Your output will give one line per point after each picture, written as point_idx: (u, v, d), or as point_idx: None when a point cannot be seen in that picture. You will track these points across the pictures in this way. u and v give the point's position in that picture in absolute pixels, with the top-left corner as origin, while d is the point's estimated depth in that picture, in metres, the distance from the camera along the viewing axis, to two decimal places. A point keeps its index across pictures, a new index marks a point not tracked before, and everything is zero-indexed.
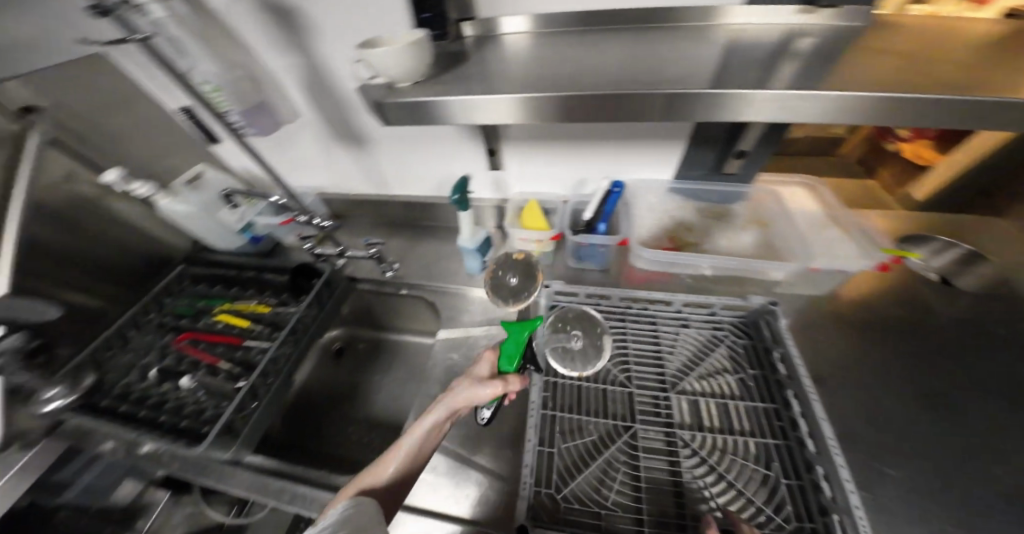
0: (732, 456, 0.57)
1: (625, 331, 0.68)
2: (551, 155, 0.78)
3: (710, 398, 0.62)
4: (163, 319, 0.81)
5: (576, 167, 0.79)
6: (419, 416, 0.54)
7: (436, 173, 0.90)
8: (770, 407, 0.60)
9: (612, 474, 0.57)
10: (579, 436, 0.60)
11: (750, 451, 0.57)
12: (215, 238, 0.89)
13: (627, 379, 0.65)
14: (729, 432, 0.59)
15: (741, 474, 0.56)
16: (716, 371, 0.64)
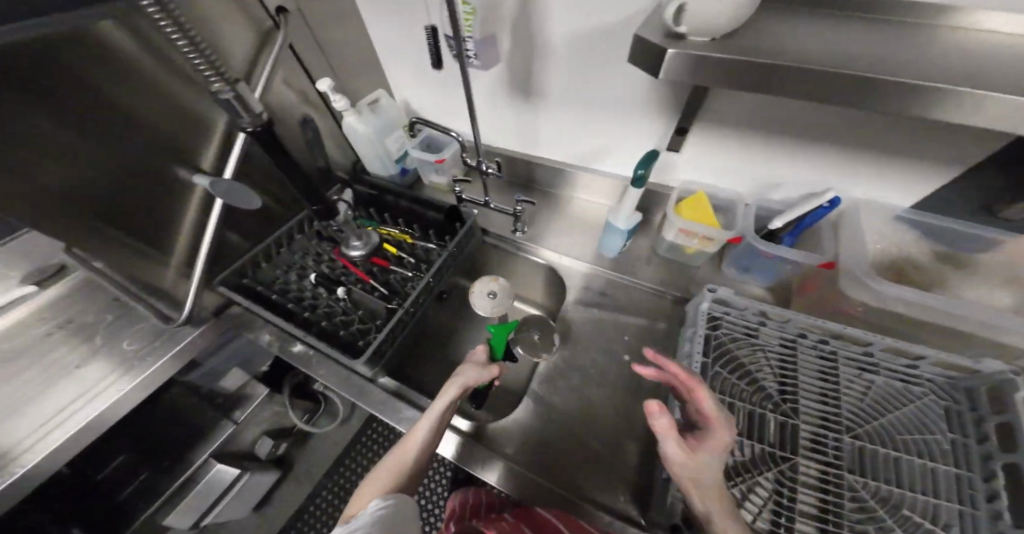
0: (907, 514, 0.52)
1: (792, 358, 0.64)
2: (751, 149, 0.65)
3: (888, 450, 0.56)
4: (322, 228, 0.86)
5: (776, 169, 0.66)
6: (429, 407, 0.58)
7: (597, 145, 0.79)
8: (966, 475, 0.52)
9: (761, 495, 0.55)
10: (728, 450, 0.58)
11: (932, 515, 0.51)
12: (371, 164, 0.93)
13: (790, 409, 0.61)
14: (908, 489, 0.53)
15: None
16: (900, 424, 0.58)
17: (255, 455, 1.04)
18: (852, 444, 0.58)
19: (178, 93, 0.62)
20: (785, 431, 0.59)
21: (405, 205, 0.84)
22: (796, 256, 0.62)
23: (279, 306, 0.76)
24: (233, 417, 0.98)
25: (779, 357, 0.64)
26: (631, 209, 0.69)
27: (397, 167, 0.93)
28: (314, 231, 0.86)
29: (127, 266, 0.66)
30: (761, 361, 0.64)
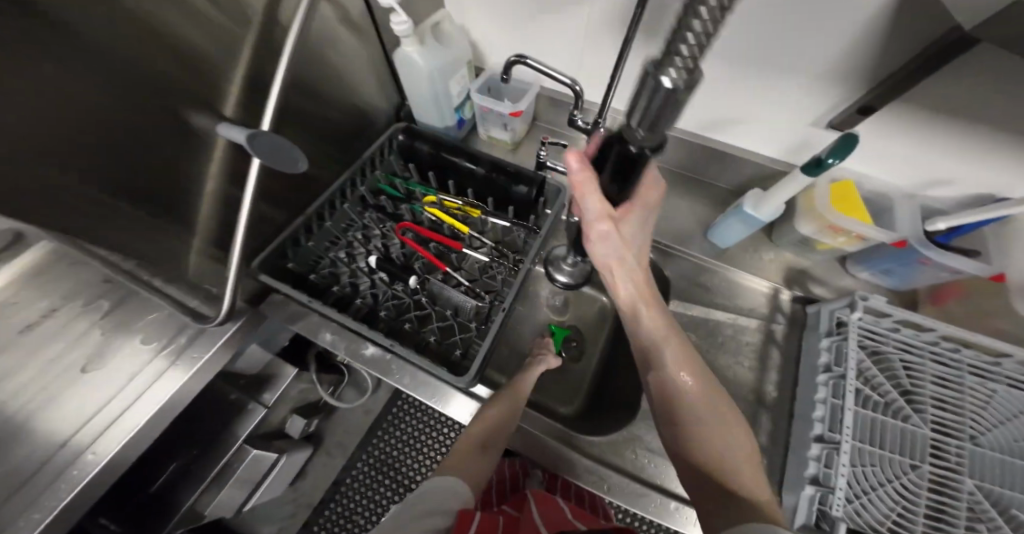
0: None
1: (915, 361, 0.58)
2: (940, 141, 0.55)
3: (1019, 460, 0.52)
4: (368, 194, 0.67)
5: (956, 165, 0.57)
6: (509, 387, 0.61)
7: (730, 112, 0.65)
8: None
9: (889, 505, 0.51)
10: (860, 463, 0.52)
11: None
12: (423, 114, 0.71)
13: (917, 417, 0.55)
14: None
15: None
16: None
17: (286, 434, 0.97)
18: (977, 451, 0.53)
19: (154, 10, 0.38)
20: (908, 434, 0.54)
21: (481, 173, 0.66)
22: (964, 265, 0.56)
23: (337, 298, 0.61)
24: (262, 400, 0.91)
25: (902, 361, 0.59)
26: (781, 200, 0.60)
27: (455, 116, 0.71)
28: (359, 196, 0.67)
29: (136, 259, 0.49)
30: (888, 367, 0.59)
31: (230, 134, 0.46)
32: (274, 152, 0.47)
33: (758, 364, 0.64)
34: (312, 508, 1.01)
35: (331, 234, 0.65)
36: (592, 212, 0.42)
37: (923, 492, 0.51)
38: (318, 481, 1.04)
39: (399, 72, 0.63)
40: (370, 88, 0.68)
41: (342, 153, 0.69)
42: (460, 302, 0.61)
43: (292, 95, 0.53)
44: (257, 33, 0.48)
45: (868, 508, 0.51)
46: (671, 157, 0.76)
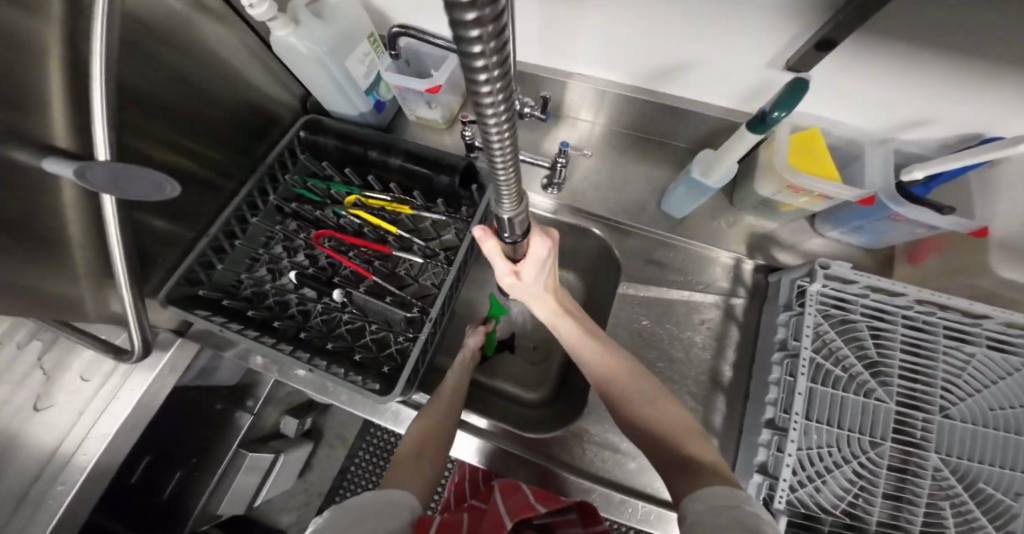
0: (987, 487, 0.48)
1: (882, 328, 0.54)
2: (909, 76, 0.46)
3: (980, 427, 0.49)
4: (282, 202, 0.62)
5: (935, 103, 0.48)
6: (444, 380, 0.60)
7: (675, 58, 0.55)
8: None
9: (848, 484, 0.48)
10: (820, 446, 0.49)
11: (1012, 487, 0.47)
12: (331, 103, 0.64)
13: (882, 390, 0.51)
14: (992, 464, 0.48)
15: (989, 507, 0.47)
16: (997, 400, 0.50)
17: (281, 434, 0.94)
18: (942, 420, 0.50)
19: None
20: (872, 410, 0.51)
21: (398, 164, 0.60)
22: (938, 221, 0.50)
23: (258, 320, 0.57)
24: (248, 406, 0.85)
25: (872, 328, 0.54)
26: (732, 161, 0.52)
27: (368, 100, 0.64)
28: (273, 206, 0.62)
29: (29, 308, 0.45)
30: (856, 336, 0.54)
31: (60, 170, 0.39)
32: (126, 173, 0.42)
33: (713, 341, 0.59)
34: (323, 497, 1.00)
35: (247, 252, 0.60)
36: (500, 268, 0.44)
37: (881, 468, 0.49)
38: (324, 471, 1.03)
39: (284, 58, 0.55)
40: (255, 76, 0.59)
41: (239, 154, 0.62)
42: (387, 312, 0.57)
43: (144, 102, 0.46)
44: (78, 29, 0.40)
45: (824, 490, 0.48)
46: (619, 118, 0.67)
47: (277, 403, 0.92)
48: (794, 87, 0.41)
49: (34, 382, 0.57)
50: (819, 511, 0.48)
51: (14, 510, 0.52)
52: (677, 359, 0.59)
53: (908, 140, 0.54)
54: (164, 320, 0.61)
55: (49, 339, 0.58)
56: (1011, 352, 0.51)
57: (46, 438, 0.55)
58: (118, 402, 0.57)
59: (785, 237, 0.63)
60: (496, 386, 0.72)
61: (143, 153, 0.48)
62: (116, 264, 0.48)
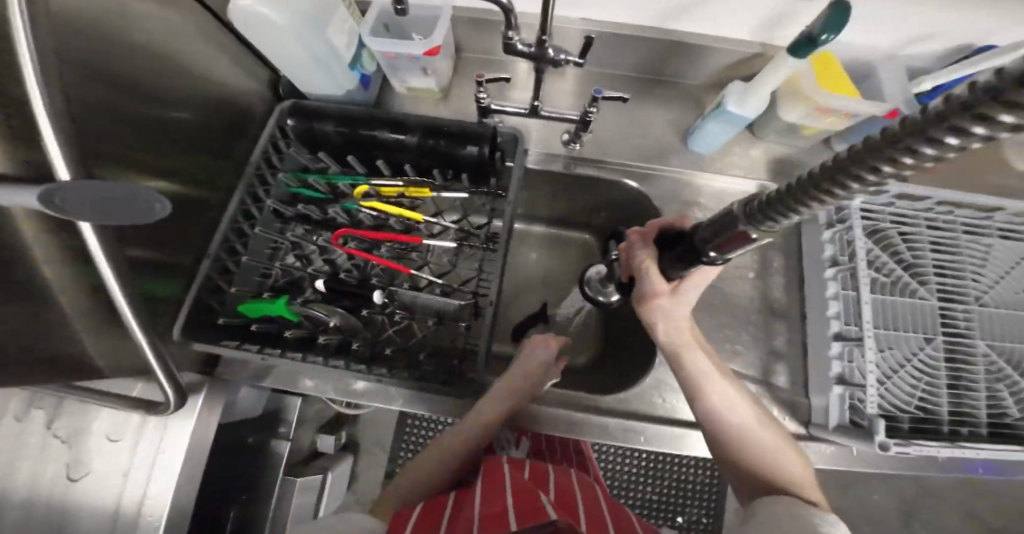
0: (996, 360, 0.56)
1: (913, 235, 0.60)
2: None
3: (993, 311, 0.58)
4: (282, 204, 0.53)
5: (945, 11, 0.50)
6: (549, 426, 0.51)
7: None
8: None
9: (916, 380, 0.53)
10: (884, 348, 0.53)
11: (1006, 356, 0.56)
12: (312, 84, 0.56)
13: (924, 291, 0.57)
14: (997, 342, 0.57)
15: (1001, 377, 0.55)
16: (995, 283, 0.59)
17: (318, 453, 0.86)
18: (967, 312, 0.58)
19: None
20: (920, 310, 0.56)
21: (414, 141, 0.53)
22: None
23: (296, 339, 0.50)
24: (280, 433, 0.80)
25: (903, 234, 0.60)
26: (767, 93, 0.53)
27: (353, 75, 0.55)
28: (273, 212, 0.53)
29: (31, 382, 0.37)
30: (890, 242, 0.59)
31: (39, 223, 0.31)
32: (111, 208, 0.30)
33: (760, 274, 0.62)
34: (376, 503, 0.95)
35: (256, 268, 0.52)
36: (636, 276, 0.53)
37: (934, 362, 0.54)
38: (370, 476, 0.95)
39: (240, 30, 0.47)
40: (211, 63, 0.49)
41: (221, 157, 0.53)
42: (441, 305, 0.52)
43: (93, 94, 0.35)
44: None
45: (893, 390, 0.52)
46: (628, 62, 0.65)
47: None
48: (843, 6, 0.37)
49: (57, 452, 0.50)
50: (894, 410, 0.51)
51: None
52: (729, 295, 0.62)
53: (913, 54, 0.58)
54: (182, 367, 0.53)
55: (51, 405, 0.51)
56: (1007, 241, 0.60)
57: (97, 503, 0.50)
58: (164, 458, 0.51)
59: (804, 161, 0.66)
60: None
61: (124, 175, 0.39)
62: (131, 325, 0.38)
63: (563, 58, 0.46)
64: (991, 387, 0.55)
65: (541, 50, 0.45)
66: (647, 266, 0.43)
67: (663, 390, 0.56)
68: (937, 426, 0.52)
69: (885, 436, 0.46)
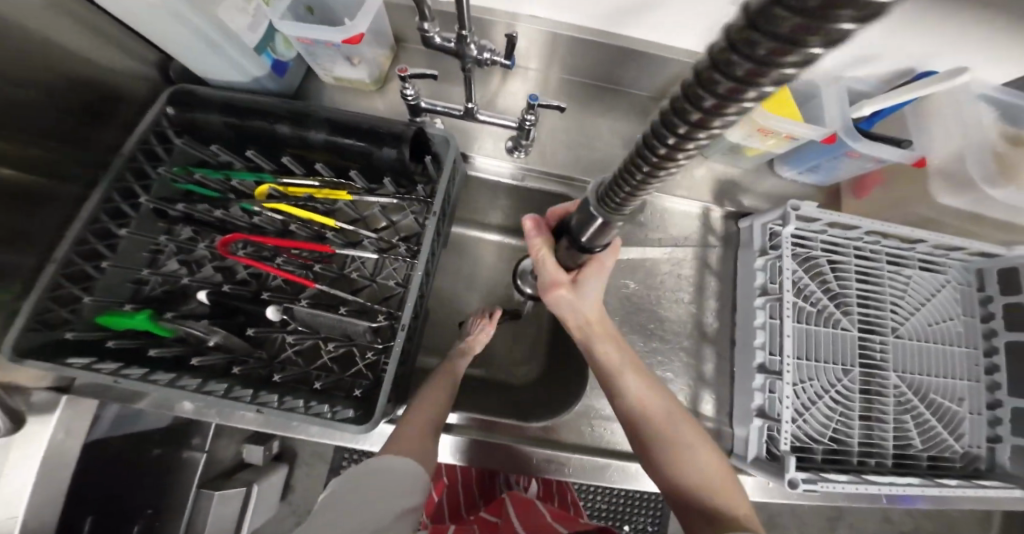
0: (903, 390, 0.58)
1: (842, 263, 0.60)
2: None
3: (906, 341, 0.60)
4: (164, 200, 0.45)
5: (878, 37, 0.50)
6: (501, 429, 0.52)
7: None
8: (935, 348, 0.60)
9: (831, 412, 0.53)
10: (807, 379, 0.54)
11: (913, 384, 0.58)
12: (211, 68, 0.48)
13: (847, 320, 0.58)
14: (906, 373, 0.58)
15: (903, 406, 0.57)
16: (911, 314, 0.61)
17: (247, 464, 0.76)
18: (884, 343, 0.59)
19: None
20: (841, 339, 0.57)
21: (325, 139, 0.47)
22: (887, 154, 0.54)
23: (170, 359, 0.43)
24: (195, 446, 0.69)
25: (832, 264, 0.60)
26: None
27: (261, 59, 0.48)
28: (152, 210, 0.45)
29: None
30: (820, 271, 0.60)
31: None
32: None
33: (697, 297, 0.62)
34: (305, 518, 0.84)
35: (123, 273, 0.44)
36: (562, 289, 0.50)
37: (851, 393, 0.55)
38: (307, 492, 0.86)
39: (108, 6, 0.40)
40: (67, 34, 0.40)
41: (81, 144, 0.44)
42: (349, 325, 0.47)
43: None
44: None
45: (810, 422, 0.52)
46: (576, 66, 0.61)
47: (233, 433, 0.75)
48: None
49: None
50: (809, 441, 0.52)
51: None
52: (665, 318, 0.60)
53: (856, 77, 0.57)
54: (34, 379, 0.46)
55: None
56: (923, 272, 0.62)
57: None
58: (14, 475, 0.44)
59: (745, 184, 0.65)
60: (482, 374, 0.66)
61: None
62: None
63: (487, 57, 0.43)
64: (898, 419, 0.57)
65: (461, 46, 0.42)
66: (541, 255, 0.45)
67: (593, 416, 0.54)
68: (849, 457, 0.53)
69: (795, 472, 0.45)
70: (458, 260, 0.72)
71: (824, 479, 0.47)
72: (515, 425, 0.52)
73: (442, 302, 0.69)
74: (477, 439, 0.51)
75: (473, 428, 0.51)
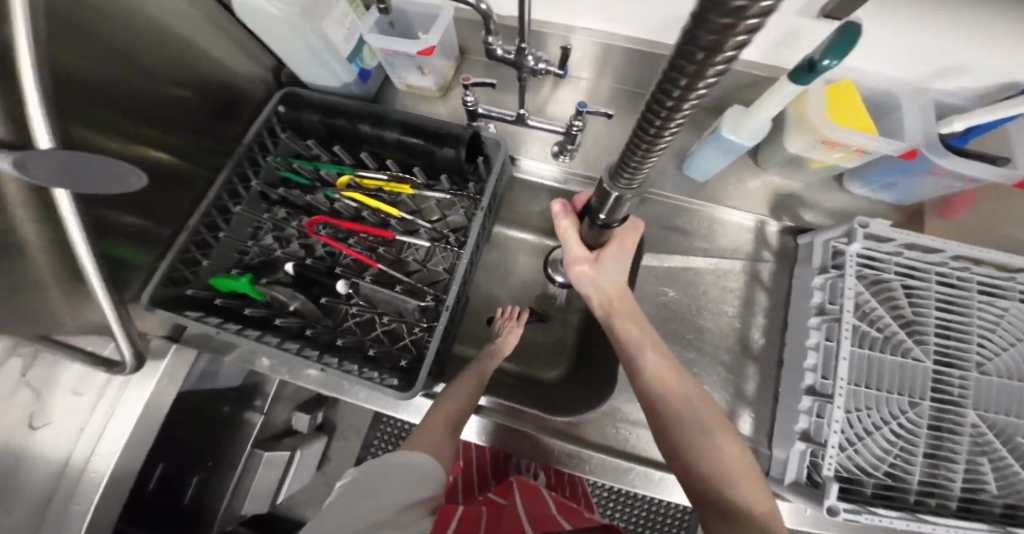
0: (983, 433, 0.50)
1: (914, 283, 0.54)
2: (933, 28, 0.45)
3: (992, 378, 0.51)
4: (266, 186, 0.54)
5: (970, 49, 0.46)
6: (528, 418, 0.54)
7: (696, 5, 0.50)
8: None
9: (888, 446, 0.48)
10: (866, 411, 0.49)
11: (997, 425, 0.50)
12: (312, 74, 0.57)
13: (920, 351, 0.52)
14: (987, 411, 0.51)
15: (982, 449, 0.50)
16: (1004, 349, 0.52)
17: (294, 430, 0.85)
18: (964, 378, 0.51)
19: None
20: (911, 370, 0.51)
21: (395, 139, 0.53)
22: (980, 174, 0.49)
23: (258, 317, 0.51)
24: (257, 407, 0.78)
25: (907, 290, 0.53)
26: (767, 121, 0.50)
27: (352, 69, 0.57)
28: (256, 194, 0.55)
29: None
30: (891, 297, 0.53)
31: None
32: (75, 178, 0.33)
33: (744, 312, 0.59)
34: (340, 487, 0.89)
35: (233, 245, 0.53)
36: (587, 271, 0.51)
37: (918, 430, 0.49)
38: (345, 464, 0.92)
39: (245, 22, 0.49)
40: (210, 49, 0.50)
41: (208, 137, 0.54)
42: (401, 303, 0.53)
43: (85, 72, 0.38)
44: None
45: (862, 453, 0.48)
46: (630, 76, 0.63)
47: (288, 399, 0.85)
48: (852, 31, 0.31)
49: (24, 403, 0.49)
50: (859, 473, 0.48)
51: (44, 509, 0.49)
52: (706, 330, 0.59)
53: (942, 89, 0.53)
54: (156, 327, 0.55)
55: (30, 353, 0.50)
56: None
57: (46, 457, 0.50)
58: (119, 416, 0.52)
59: (807, 198, 0.62)
60: (516, 368, 0.69)
61: (106, 146, 0.41)
62: (99, 292, 0.40)
63: (542, 68, 0.47)
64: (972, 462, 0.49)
65: (520, 57, 0.46)
66: (567, 236, 0.48)
67: (622, 420, 0.54)
68: (905, 497, 0.48)
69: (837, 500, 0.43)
70: (504, 257, 0.76)
71: (869, 511, 0.44)
72: (541, 416, 0.54)
73: (484, 297, 0.74)
74: (504, 426, 0.54)
75: (501, 413, 0.54)
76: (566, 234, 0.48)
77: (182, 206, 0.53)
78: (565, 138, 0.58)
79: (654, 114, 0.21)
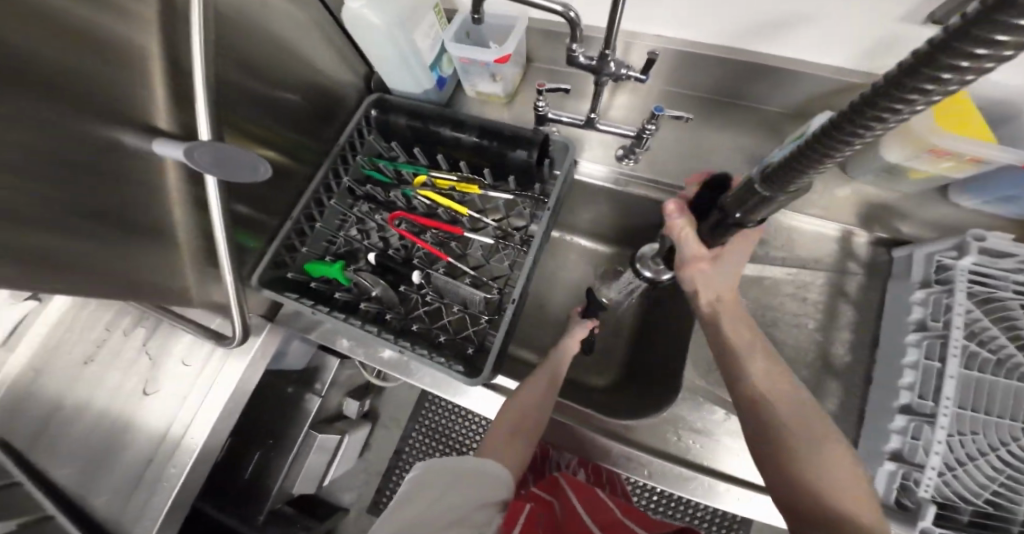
0: None
1: None
2: None
3: None
4: (353, 184, 0.60)
5: None
6: (585, 416, 0.54)
7: (787, 11, 0.49)
8: None
9: (994, 477, 0.43)
10: (972, 439, 0.43)
11: None
12: (397, 81, 0.63)
13: None
14: None
15: None
16: None
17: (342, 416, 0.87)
18: None
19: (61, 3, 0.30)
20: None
21: (472, 141, 0.57)
22: None
23: (342, 301, 0.56)
24: (316, 388, 0.82)
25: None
26: None
27: (432, 76, 0.62)
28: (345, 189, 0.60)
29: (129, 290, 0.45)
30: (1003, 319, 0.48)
31: (168, 151, 0.39)
32: (223, 163, 0.40)
33: (823, 326, 0.55)
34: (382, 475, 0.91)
35: (325, 234, 0.59)
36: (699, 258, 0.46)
37: None
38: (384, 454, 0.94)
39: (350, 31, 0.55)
40: (318, 58, 0.57)
41: (308, 137, 0.61)
42: (468, 295, 0.56)
43: (230, 77, 0.45)
44: (162, 8, 0.38)
45: (962, 480, 0.43)
46: (701, 83, 0.63)
47: (342, 385, 0.89)
48: None
49: (142, 367, 0.56)
50: (955, 499, 0.43)
51: (137, 483, 0.52)
52: (779, 342, 0.56)
53: None
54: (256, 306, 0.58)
55: (151, 325, 0.58)
56: None
57: (148, 428, 0.53)
58: (215, 389, 0.54)
59: (897, 209, 0.57)
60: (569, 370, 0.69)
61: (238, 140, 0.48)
62: (223, 264, 0.47)
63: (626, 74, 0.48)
64: None
65: (602, 63, 0.48)
66: (692, 248, 0.45)
67: (687, 428, 0.52)
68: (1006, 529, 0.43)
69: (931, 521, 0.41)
70: (561, 261, 0.77)
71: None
72: (598, 416, 0.53)
73: (540, 299, 0.75)
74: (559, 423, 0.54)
75: (558, 410, 0.54)
76: (679, 231, 0.45)
77: (283, 198, 0.59)
78: (635, 144, 0.58)
79: (878, 109, 0.20)
